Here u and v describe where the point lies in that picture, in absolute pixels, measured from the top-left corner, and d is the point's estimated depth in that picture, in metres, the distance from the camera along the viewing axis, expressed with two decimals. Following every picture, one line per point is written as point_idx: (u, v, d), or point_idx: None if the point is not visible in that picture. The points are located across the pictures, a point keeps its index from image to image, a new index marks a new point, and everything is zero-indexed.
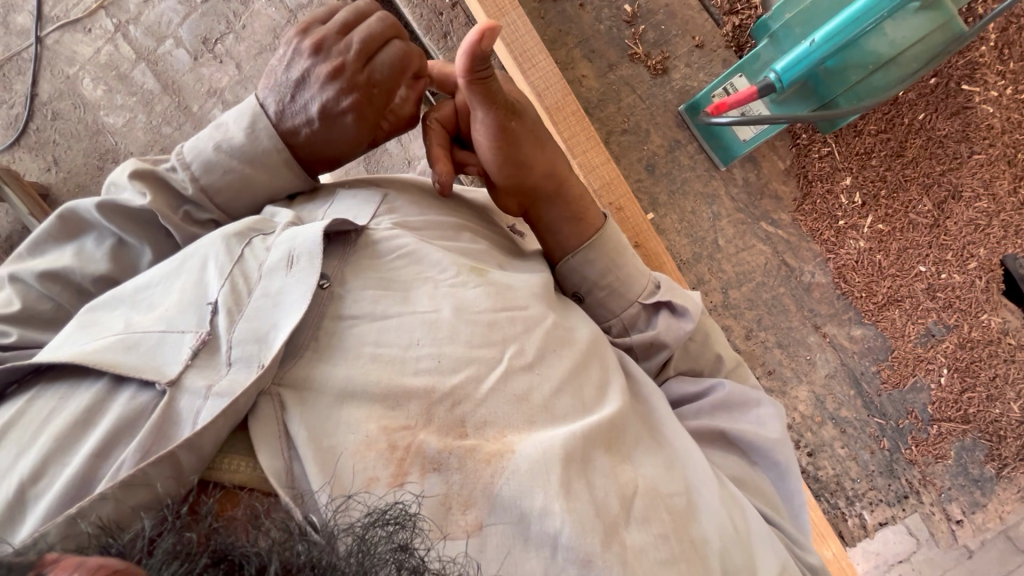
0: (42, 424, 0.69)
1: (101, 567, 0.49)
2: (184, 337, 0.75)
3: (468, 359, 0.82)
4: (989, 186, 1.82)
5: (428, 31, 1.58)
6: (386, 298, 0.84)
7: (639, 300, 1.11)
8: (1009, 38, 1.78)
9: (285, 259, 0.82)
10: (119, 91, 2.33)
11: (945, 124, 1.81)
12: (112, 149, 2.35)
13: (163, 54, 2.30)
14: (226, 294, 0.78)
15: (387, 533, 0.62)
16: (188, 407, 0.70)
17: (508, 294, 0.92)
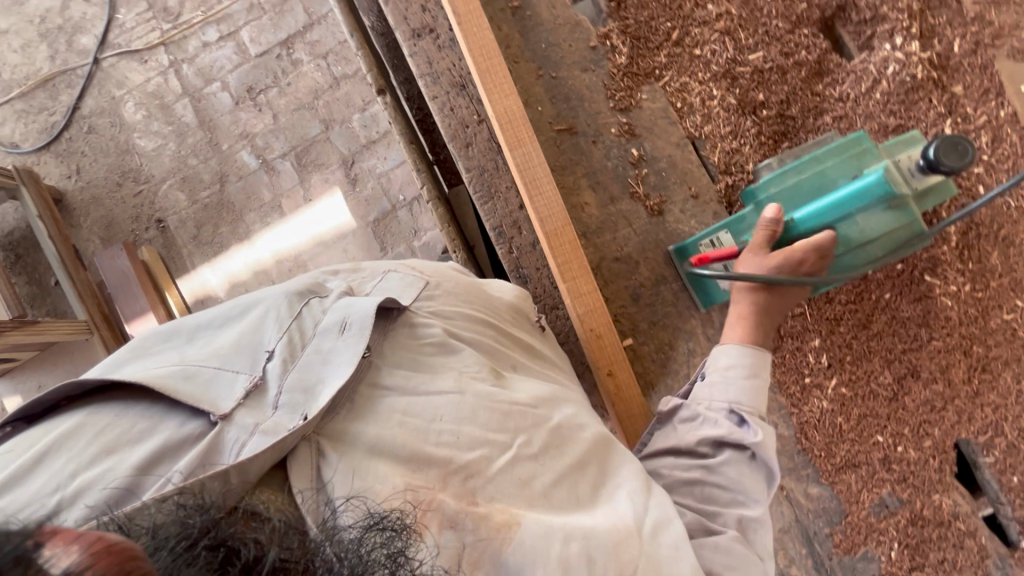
0: (95, 435, 0.66)
1: (99, 540, 0.43)
2: (238, 377, 0.73)
3: (481, 441, 0.75)
4: (911, 356, 1.10)
5: None
6: (420, 373, 0.80)
7: (729, 403, 0.92)
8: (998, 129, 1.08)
9: (336, 324, 0.77)
10: (157, 119, 2.46)
11: (904, 287, 1.09)
12: (136, 169, 2.46)
13: (207, 94, 2.45)
14: (284, 345, 0.76)
15: (382, 539, 0.57)
16: (234, 438, 0.66)
17: (523, 393, 0.83)
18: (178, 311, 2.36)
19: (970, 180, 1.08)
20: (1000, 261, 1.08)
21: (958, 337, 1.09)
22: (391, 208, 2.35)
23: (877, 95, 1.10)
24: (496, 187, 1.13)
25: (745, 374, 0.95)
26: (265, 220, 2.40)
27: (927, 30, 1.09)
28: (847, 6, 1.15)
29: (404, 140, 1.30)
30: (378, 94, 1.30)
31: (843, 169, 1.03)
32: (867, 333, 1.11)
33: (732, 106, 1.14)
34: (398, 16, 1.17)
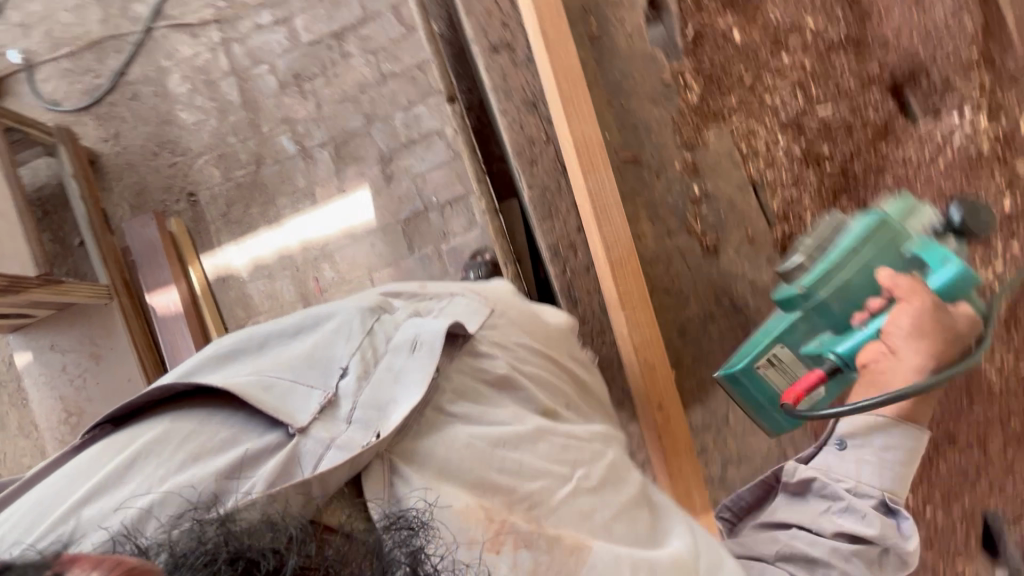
0: (180, 441, 0.78)
1: (119, 564, 0.51)
2: (312, 391, 0.84)
3: (541, 471, 0.86)
4: None
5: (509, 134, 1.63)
6: (475, 402, 0.91)
7: (881, 495, 1.05)
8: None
9: (409, 342, 0.90)
10: (202, 94, 2.48)
11: None
12: (174, 141, 2.47)
13: (254, 75, 2.47)
14: (357, 363, 0.88)
15: (403, 537, 0.68)
16: (311, 450, 0.78)
17: (578, 433, 0.97)
18: (198, 285, 2.36)
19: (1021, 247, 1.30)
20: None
21: (995, 411, 1.32)
22: (423, 209, 2.36)
23: (939, 161, 1.29)
24: (555, 207, 1.17)
25: (895, 462, 1.07)
26: (296, 206, 2.41)
27: (995, 106, 1.27)
28: (920, 68, 1.35)
29: (467, 151, 1.34)
30: (447, 102, 1.33)
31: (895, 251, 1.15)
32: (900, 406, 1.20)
33: (795, 156, 1.36)
34: (475, 35, 1.19)
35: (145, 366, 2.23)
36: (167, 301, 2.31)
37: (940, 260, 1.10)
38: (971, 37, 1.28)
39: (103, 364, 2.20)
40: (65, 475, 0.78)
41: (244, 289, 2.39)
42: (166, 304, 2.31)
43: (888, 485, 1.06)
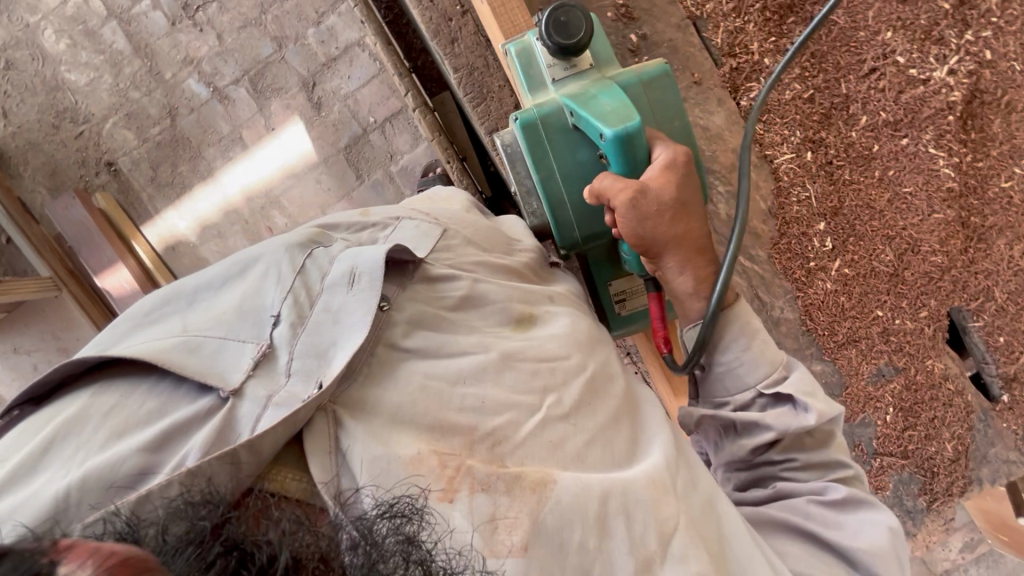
0: (100, 417, 0.63)
1: (110, 555, 0.39)
2: (245, 345, 0.72)
3: (507, 404, 0.76)
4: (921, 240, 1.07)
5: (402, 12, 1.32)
6: (438, 335, 0.81)
7: (755, 387, 0.89)
8: None
9: (346, 276, 0.79)
10: (85, 48, 2.20)
11: (907, 167, 1.06)
12: (72, 108, 2.22)
13: (137, 14, 2.18)
14: (289, 308, 0.76)
15: (394, 525, 0.55)
16: (248, 414, 0.65)
17: (547, 347, 0.85)
18: (147, 258, 2.24)
19: (977, 44, 1.03)
20: (1000, 130, 1.05)
21: (954, 207, 1.05)
22: (363, 132, 2.20)
23: None
24: (488, 87, 1.10)
25: (746, 344, 0.90)
26: (227, 155, 2.23)
27: None
28: None
29: (380, 42, 1.21)
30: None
31: (570, 153, 0.99)
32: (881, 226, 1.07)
33: None
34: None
35: None
36: (119, 282, 2.18)
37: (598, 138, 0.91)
38: None
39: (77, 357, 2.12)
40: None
41: (199, 254, 2.28)
42: (119, 284, 2.18)
43: (752, 374, 0.90)
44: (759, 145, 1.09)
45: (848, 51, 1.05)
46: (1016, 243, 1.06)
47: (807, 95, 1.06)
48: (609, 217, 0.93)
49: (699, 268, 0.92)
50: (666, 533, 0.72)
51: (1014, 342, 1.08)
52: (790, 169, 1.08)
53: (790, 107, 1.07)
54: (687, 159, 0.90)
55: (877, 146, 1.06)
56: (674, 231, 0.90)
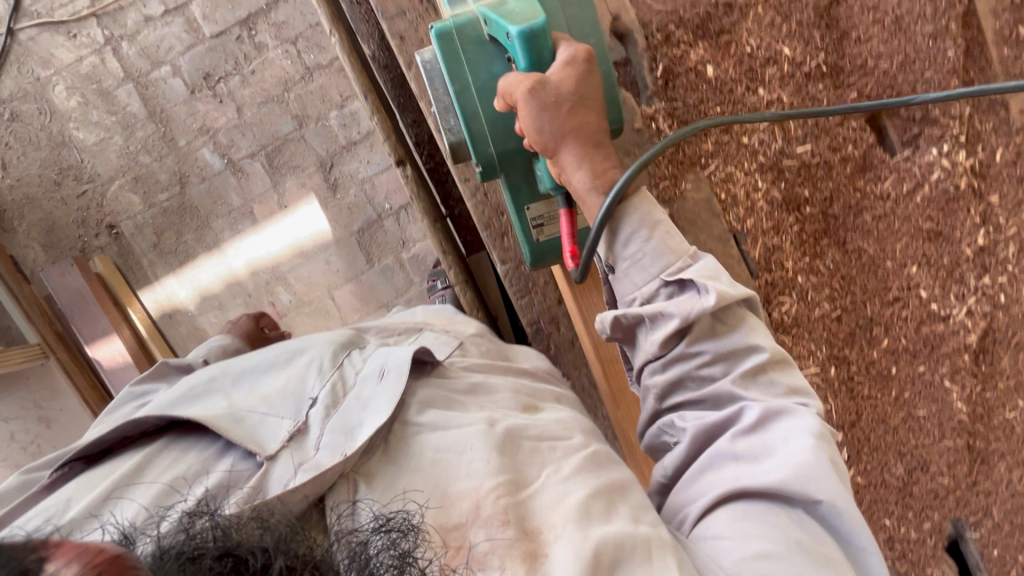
0: (160, 473, 0.74)
1: (99, 552, 0.45)
2: (283, 421, 0.77)
3: (512, 467, 0.70)
4: (931, 461, 1.09)
5: (433, 160, 1.32)
6: (450, 414, 0.80)
7: (659, 276, 0.76)
8: (986, 164, 1.02)
9: (376, 372, 0.83)
10: (97, 107, 2.14)
11: (923, 391, 1.08)
12: (76, 166, 2.16)
13: (155, 79, 2.14)
14: (326, 393, 0.81)
15: (388, 540, 0.57)
16: (279, 475, 0.70)
17: (548, 427, 0.80)
18: (142, 326, 2.17)
19: (993, 288, 1.05)
20: (1010, 366, 1.07)
21: (963, 434, 1.08)
22: (377, 217, 2.20)
23: (918, 199, 1.04)
24: (532, 282, 1.07)
25: (649, 234, 0.77)
26: (236, 228, 2.20)
27: (974, 137, 1.02)
28: (898, 101, 1.05)
29: (428, 221, 1.25)
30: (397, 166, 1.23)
31: (482, 68, 0.85)
32: (894, 443, 1.09)
33: (776, 200, 1.06)
34: (404, 59, 1.02)
35: None
36: (113, 352, 2.09)
37: (506, 41, 0.80)
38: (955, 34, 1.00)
39: (58, 429, 2.02)
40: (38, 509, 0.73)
41: (196, 323, 2.23)
42: (114, 356, 2.09)
43: (659, 264, 0.76)
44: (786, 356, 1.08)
45: (875, 276, 1.07)
46: (1015, 466, 1.10)
47: (834, 315, 1.08)
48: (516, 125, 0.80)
49: (598, 162, 0.77)
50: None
51: (1006, 556, 1.13)
52: (814, 381, 1.09)
53: (817, 323, 1.08)
54: (592, 58, 0.79)
55: (897, 369, 1.08)
56: (571, 122, 0.76)
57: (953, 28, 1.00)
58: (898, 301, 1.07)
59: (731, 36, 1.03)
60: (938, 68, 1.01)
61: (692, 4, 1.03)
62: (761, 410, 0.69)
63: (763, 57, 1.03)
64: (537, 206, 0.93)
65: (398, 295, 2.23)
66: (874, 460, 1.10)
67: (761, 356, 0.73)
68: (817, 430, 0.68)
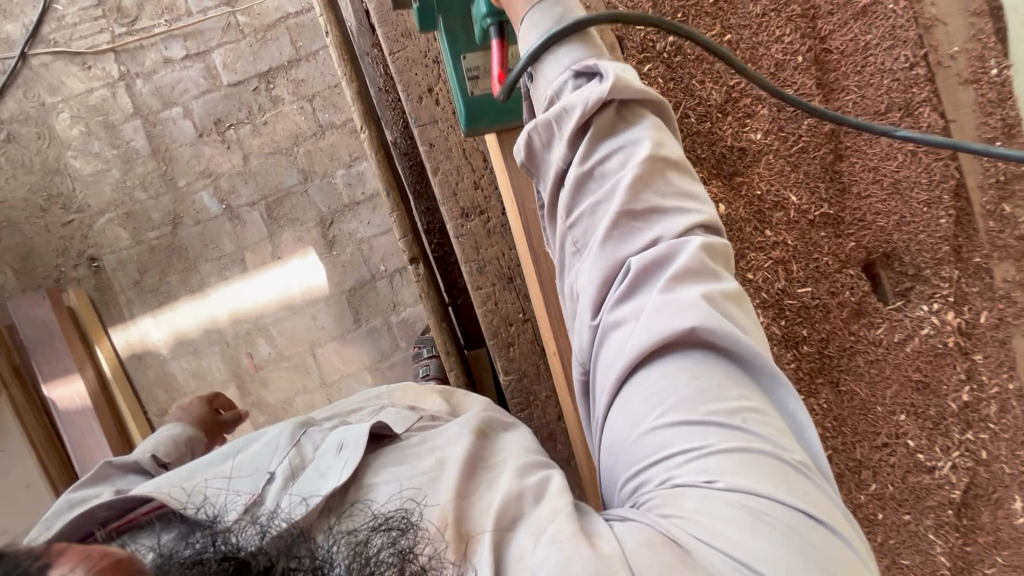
0: None
1: (101, 557, 0.48)
2: (240, 496, 0.74)
3: (459, 481, 0.65)
4: None
5: (442, 248, 1.33)
6: (402, 459, 0.73)
7: (564, 70, 0.60)
8: (972, 324, 1.08)
9: (333, 445, 0.78)
10: (99, 138, 2.12)
11: (907, 540, 1.09)
12: (66, 194, 2.11)
13: (165, 119, 2.14)
14: (285, 468, 0.77)
15: (388, 538, 0.56)
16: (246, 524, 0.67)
17: (503, 450, 0.72)
18: (107, 367, 2.06)
19: (976, 443, 1.08)
20: (990, 521, 1.08)
21: None
22: (371, 277, 2.19)
23: (908, 349, 1.09)
24: (534, 395, 1.06)
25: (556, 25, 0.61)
26: (224, 273, 2.15)
27: (961, 298, 1.08)
28: (893, 255, 1.11)
29: (434, 319, 1.24)
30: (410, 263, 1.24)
31: None
32: None
33: (775, 336, 1.09)
34: (431, 163, 1.04)
35: (46, 466, 1.94)
36: (70, 392, 1.96)
37: None
38: (947, 201, 1.07)
39: None
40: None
41: (166, 367, 2.13)
42: (70, 397, 1.96)
43: (564, 64, 0.60)
44: None
45: (865, 419, 1.10)
46: None
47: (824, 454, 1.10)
48: None
49: None
50: (544, 525, 0.56)
51: None
52: None
53: None
54: None
55: (882, 514, 1.09)
56: None
57: (946, 197, 1.07)
58: (886, 445, 1.09)
59: (744, 177, 1.09)
60: (931, 232, 1.07)
61: (710, 144, 1.08)
62: (645, 256, 0.53)
63: (772, 202, 1.09)
64: (474, 55, 0.81)
65: (381, 358, 2.19)
66: None
67: (636, 170, 0.55)
68: (696, 242, 0.53)
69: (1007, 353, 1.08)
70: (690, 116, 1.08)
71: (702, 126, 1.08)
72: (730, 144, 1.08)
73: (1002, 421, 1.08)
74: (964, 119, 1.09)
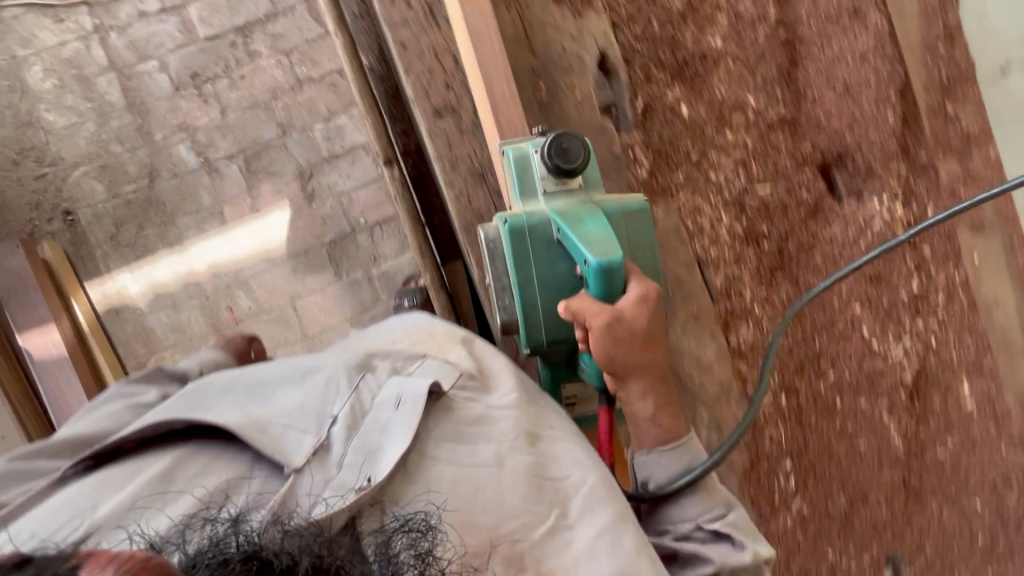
0: (187, 478, 0.75)
1: (129, 559, 0.46)
2: (306, 435, 0.79)
3: (520, 508, 0.78)
4: (869, 493, 1.14)
5: (417, 169, 1.36)
6: (463, 446, 0.82)
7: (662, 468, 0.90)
8: (919, 217, 1.14)
9: (392, 399, 0.83)
10: (73, 92, 2.10)
11: (863, 423, 1.14)
12: (39, 147, 2.09)
13: (141, 73, 2.13)
14: (346, 413, 0.81)
15: (409, 540, 0.65)
16: (306, 488, 0.74)
17: (552, 467, 0.83)
18: (84, 321, 2.04)
19: (925, 330, 1.14)
20: (940, 406, 1.14)
21: (899, 469, 1.14)
22: (350, 230, 2.20)
23: (861, 244, 1.15)
24: None
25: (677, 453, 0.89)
26: (202, 227, 2.14)
27: (908, 193, 1.14)
28: (846, 156, 1.17)
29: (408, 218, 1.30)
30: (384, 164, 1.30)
31: (548, 264, 0.93)
32: (836, 474, 1.14)
33: (738, 234, 1.15)
34: (404, 66, 1.08)
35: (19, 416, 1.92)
36: (46, 344, 1.95)
37: (580, 260, 0.88)
38: (891, 101, 1.14)
39: None
40: (53, 505, 0.72)
41: (143, 322, 2.12)
42: (45, 346, 1.95)
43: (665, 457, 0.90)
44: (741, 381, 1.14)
45: (823, 311, 1.15)
46: (947, 505, 1.15)
47: (787, 346, 1.14)
48: (580, 334, 0.88)
49: (659, 394, 0.88)
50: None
51: None
52: (767, 408, 1.14)
53: (771, 352, 1.14)
54: (657, 293, 0.87)
55: (841, 401, 1.14)
56: (640, 357, 0.86)
57: (892, 97, 1.13)
58: (844, 335, 1.14)
59: (705, 82, 1.14)
60: (878, 129, 1.14)
61: (672, 49, 1.13)
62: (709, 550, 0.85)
63: (732, 104, 1.14)
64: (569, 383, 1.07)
65: (362, 311, 2.20)
66: (819, 490, 1.13)
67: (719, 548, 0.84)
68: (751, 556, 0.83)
69: (950, 244, 1.15)
70: (653, 22, 1.13)
71: (664, 31, 1.13)
72: (691, 50, 1.13)
73: (948, 308, 1.15)
74: (910, 23, 1.15)
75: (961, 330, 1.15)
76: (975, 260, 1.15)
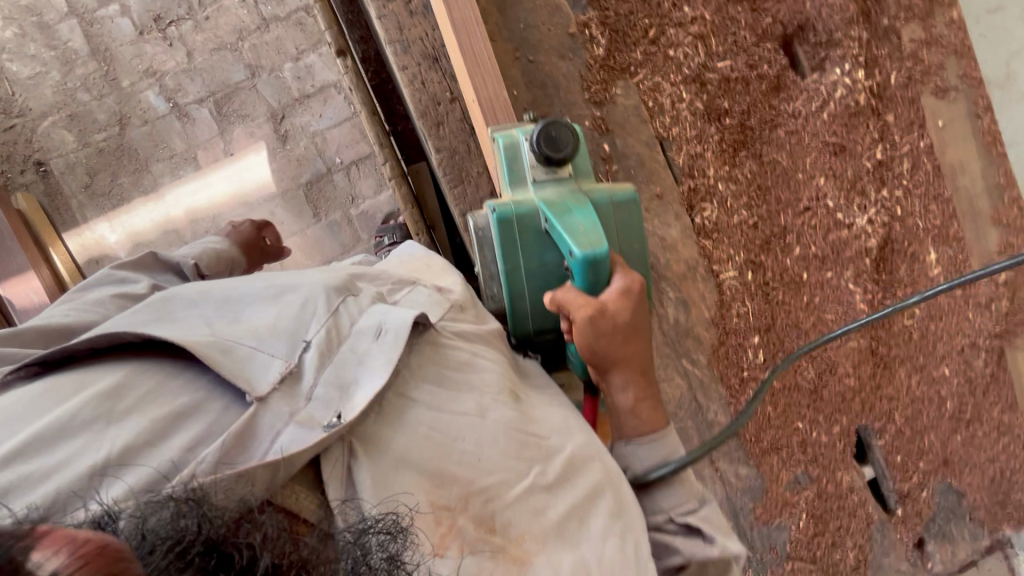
0: (123, 408, 0.53)
1: (87, 542, 0.31)
2: (273, 359, 0.60)
3: (500, 465, 0.63)
4: (837, 363, 1.15)
5: (377, 74, 1.33)
6: (444, 388, 0.67)
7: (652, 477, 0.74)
8: (882, 84, 1.13)
9: (372, 326, 0.64)
10: (35, 40, 2.06)
11: (829, 294, 1.15)
12: (7, 99, 2.07)
13: (102, 17, 2.08)
14: (321, 337, 0.62)
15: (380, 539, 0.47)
16: (267, 426, 0.55)
17: (542, 423, 0.69)
18: (62, 267, 2.06)
19: (891, 200, 1.14)
20: (908, 274, 1.15)
21: (866, 336, 1.15)
22: (326, 171, 2.17)
23: (825, 116, 1.13)
24: (466, 172, 1.08)
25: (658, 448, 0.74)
26: (177, 173, 2.13)
27: (871, 60, 1.12)
28: (807, 26, 1.14)
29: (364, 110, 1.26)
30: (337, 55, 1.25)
31: (535, 253, 0.83)
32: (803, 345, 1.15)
33: (699, 111, 1.13)
34: None
35: None
36: (26, 292, 1.93)
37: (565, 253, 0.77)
38: None
39: None
40: None
41: None
42: (25, 293, 1.93)
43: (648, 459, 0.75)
44: (707, 259, 1.14)
45: (788, 187, 1.14)
46: (915, 372, 1.16)
47: (751, 222, 1.14)
48: (563, 325, 0.78)
49: (646, 397, 0.75)
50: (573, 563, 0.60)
51: (909, 461, 1.18)
52: (733, 284, 1.14)
53: (736, 229, 1.14)
54: (644, 288, 0.75)
55: (808, 274, 1.14)
56: (619, 352, 0.73)
57: None
58: (810, 208, 1.14)
59: None
60: None
61: None
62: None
63: None
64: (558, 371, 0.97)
65: (343, 251, 2.19)
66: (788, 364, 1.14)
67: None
68: None
69: (916, 110, 1.14)
70: None
71: None
72: None
73: (913, 175, 1.14)
74: None
75: (926, 196, 1.14)
76: (938, 125, 1.15)
